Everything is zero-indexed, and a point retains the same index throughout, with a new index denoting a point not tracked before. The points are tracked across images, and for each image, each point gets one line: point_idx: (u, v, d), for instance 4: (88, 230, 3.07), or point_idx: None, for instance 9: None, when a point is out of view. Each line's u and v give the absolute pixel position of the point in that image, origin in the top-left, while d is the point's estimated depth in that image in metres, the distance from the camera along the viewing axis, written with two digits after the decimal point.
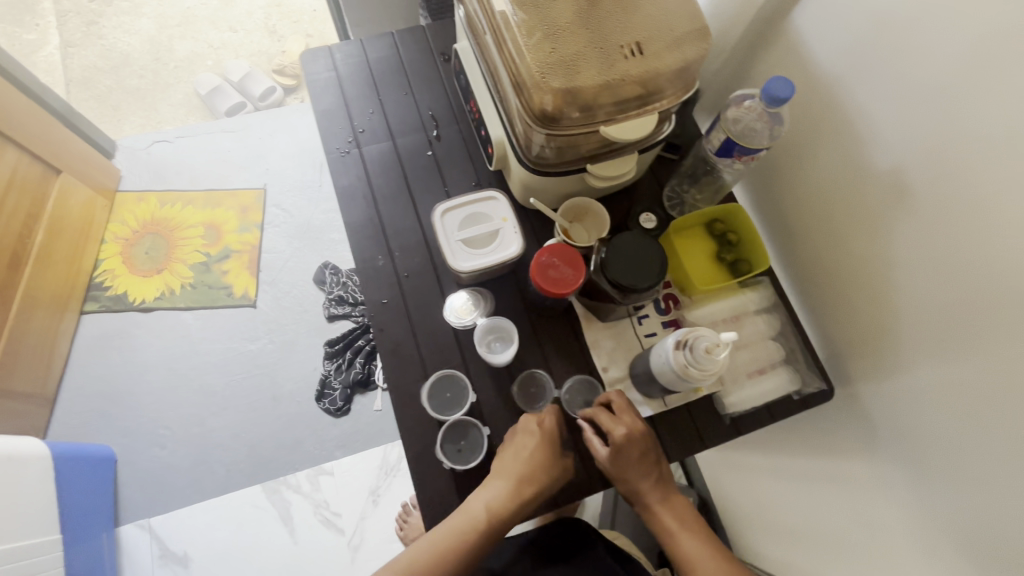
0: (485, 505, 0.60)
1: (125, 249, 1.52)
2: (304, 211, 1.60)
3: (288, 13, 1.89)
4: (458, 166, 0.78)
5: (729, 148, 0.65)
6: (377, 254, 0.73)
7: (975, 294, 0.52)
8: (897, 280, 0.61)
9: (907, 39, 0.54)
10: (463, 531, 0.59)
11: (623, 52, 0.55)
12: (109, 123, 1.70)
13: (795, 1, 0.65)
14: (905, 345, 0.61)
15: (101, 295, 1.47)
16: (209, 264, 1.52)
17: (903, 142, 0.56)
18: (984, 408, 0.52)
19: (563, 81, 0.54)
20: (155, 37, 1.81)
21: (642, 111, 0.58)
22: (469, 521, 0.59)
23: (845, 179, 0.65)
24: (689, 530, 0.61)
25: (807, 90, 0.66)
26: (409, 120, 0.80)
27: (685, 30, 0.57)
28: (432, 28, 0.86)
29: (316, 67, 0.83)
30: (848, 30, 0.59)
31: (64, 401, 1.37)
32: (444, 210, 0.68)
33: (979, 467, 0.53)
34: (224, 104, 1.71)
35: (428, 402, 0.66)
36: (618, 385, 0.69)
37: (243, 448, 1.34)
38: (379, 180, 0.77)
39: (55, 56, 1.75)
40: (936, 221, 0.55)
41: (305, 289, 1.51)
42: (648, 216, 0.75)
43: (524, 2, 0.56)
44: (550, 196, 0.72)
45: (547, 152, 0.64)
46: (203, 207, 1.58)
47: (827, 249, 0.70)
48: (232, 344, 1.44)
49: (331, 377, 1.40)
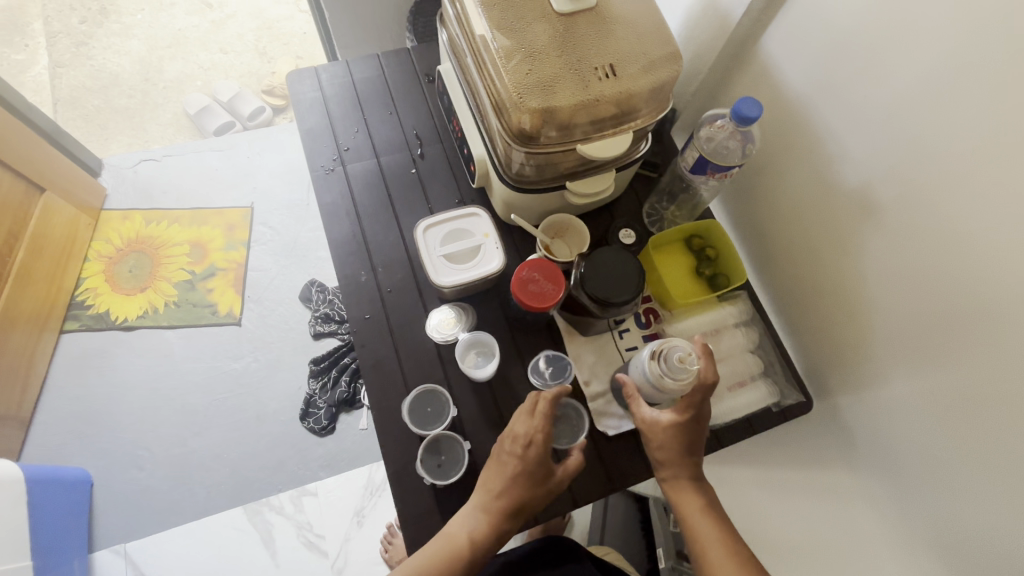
0: (468, 534, 0.57)
1: (108, 267, 1.51)
2: (291, 229, 1.60)
3: (278, 35, 1.92)
4: (441, 183, 0.79)
5: (703, 165, 0.67)
6: (360, 270, 0.74)
7: (946, 304, 0.53)
8: (871, 293, 0.62)
9: (870, 63, 0.56)
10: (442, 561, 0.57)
11: (598, 73, 0.57)
12: (96, 143, 1.70)
13: (765, 26, 0.68)
14: (882, 357, 0.62)
15: (82, 314, 1.45)
16: (193, 282, 1.51)
17: (871, 160, 0.58)
18: (958, 417, 0.53)
19: (541, 101, 0.56)
20: (145, 58, 1.82)
21: (618, 130, 0.60)
22: (455, 546, 0.57)
23: (816, 196, 0.67)
24: (710, 514, 0.59)
25: (779, 110, 0.69)
26: (394, 139, 0.82)
27: (658, 53, 0.60)
28: (416, 51, 0.88)
29: (302, 87, 0.84)
30: (814, 54, 0.62)
31: (41, 422, 1.34)
32: (426, 227, 0.69)
33: (954, 475, 0.54)
34: (213, 123, 1.72)
35: (409, 417, 0.65)
36: (600, 399, 0.70)
37: (224, 469, 1.31)
38: (363, 197, 0.78)
39: (43, 76, 1.75)
40: (905, 235, 0.56)
41: (291, 307, 1.50)
42: (627, 232, 0.77)
43: (503, 26, 0.58)
44: (532, 213, 0.73)
45: (527, 169, 0.65)
46: (189, 224, 1.58)
47: (803, 263, 0.72)
48: (216, 362, 1.43)
49: (316, 396, 1.38)
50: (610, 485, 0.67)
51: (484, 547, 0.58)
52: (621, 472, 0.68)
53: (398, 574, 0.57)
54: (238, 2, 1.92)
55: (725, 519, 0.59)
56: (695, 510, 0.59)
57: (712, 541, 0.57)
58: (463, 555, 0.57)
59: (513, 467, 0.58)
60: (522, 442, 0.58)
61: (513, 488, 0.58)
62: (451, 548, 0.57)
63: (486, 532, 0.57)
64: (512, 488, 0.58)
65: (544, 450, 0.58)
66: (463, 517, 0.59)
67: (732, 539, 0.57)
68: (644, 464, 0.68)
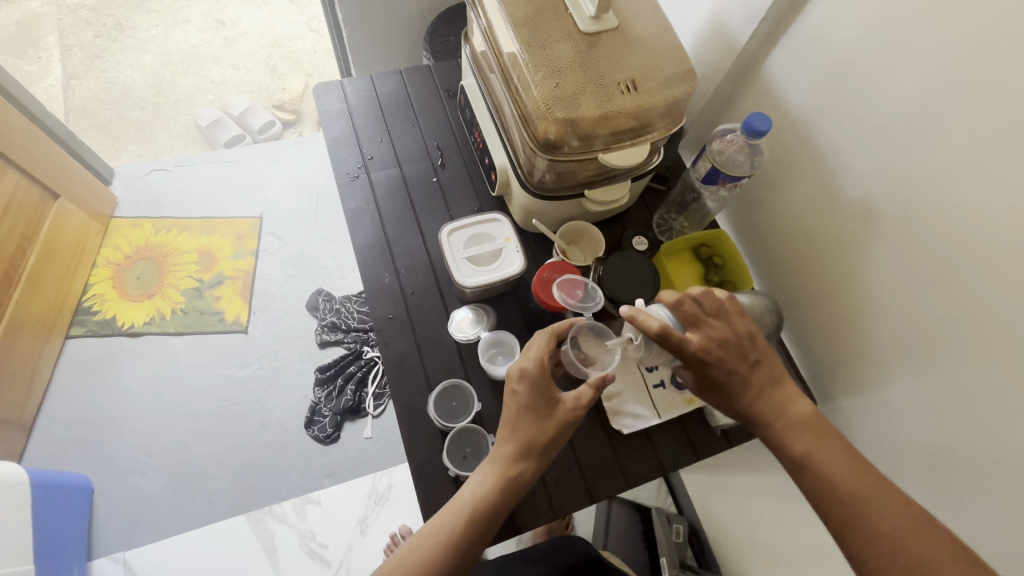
0: (473, 487, 0.57)
1: (116, 274, 1.52)
2: (299, 239, 1.62)
3: (290, 52, 1.97)
4: (461, 192, 0.83)
5: (714, 175, 0.71)
6: (383, 272, 0.76)
7: (944, 304, 0.57)
8: (872, 297, 0.66)
9: (869, 83, 0.61)
10: (452, 517, 0.55)
11: (620, 88, 0.62)
12: (108, 152, 1.73)
13: (769, 49, 0.73)
14: (883, 359, 0.65)
15: (88, 320, 1.46)
16: (201, 290, 1.53)
17: (871, 172, 0.63)
18: (959, 414, 0.57)
19: (567, 112, 0.60)
20: (158, 71, 1.86)
21: (636, 142, 0.64)
22: (466, 500, 0.56)
23: (818, 207, 0.71)
24: (826, 444, 0.52)
25: (783, 127, 0.74)
26: (416, 149, 0.86)
27: (673, 72, 0.64)
28: (437, 68, 0.93)
29: (328, 99, 0.88)
30: (817, 75, 0.67)
31: (43, 428, 1.33)
32: (450, 230, 0.73)
33: (957, 469, 0.57)
34: (224, 136, 1.76)
35: (435, 411, 0.68)
36: (614, 399, 0.72)
37: (227, 477, 1.31)
38: (386, 203, 0.81)
39: (56, 87, 1.78)
40: (904, 241, 0.61)
41: (298, 316, 1.52)
42: (641, 239, 0.80)
43: (531, 43, 0.62)
44: (550, 220, 0.77)
45: (548, 177, 0.69)
46: (198, 233, 1.60)
47: (807, 271, 0.76)
48: (222, 370, 1.43)
49: (321, 404, 1.39)
50: (625, 482, 0.69)
51: (496, 497, 0.56)
52: (635, 469, 0.70)
53: (408, 545, 0.54)
54: (251, 20, 1.97)
55: (839, 441, 0.52)
56: (812, 443, 0.52)
57: (843, 472, 0.50)
58: (473, 506, 0.55)
59: (512, 408, 0.59)
60: (516, 374, 0.60)
61: (516, 426, 0.59)
62: (461, 503, 0.56)
63: (493, 481, 0.57)
64: (516, 432, 0.58)
65: (536, 383, 0.59)
66: (473, 476, 0.58)
67: (856, 460, 0.51)
68: (656, 461, 0.71)
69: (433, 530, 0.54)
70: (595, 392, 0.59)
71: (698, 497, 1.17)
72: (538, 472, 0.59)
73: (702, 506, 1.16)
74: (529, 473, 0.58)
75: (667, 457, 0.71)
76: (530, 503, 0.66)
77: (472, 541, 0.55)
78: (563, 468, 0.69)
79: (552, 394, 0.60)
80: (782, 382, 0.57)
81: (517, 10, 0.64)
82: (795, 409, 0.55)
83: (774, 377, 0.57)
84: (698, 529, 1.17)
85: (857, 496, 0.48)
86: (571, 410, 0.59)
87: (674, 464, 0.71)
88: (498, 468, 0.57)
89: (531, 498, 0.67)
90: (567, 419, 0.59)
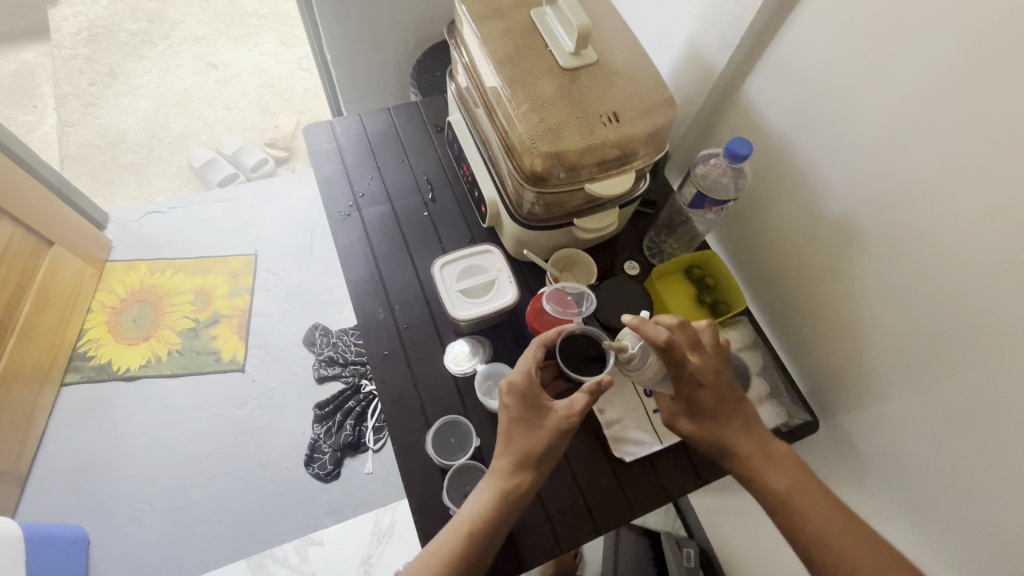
0: (471, 509, 0.56)
1: (111, 318, 1.52)
2: (295, 275, 1.63)
3: (281, 91, 2.00)
4: (452, 225, 0.84)
5: (700, 200, 0.72)
6: (378, 308, 0.76)
7: (935, 320, 0.57)
8: (863, 314, 0.66)
9: (843, 106, 0.63)
10: (452, 541, 0.54)
11: (602, 120, 0.63)
12: (102, 197, 1.75)
13: (747, 74, 0.75)
14: (880, 375, 0.65)
15: (83, 365, 1.45)
16: (197, 330, 1.52)
17: (851, 191, 0.64)
18: (958, 426, 0.56)
19: (552, 146, 0.61)
20: (152, 115, 1.89)
21: (621, 170, 0.66)
22: (468, 523, 0.55)
23: (804, 225, 0.72)
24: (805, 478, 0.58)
25: (765, 149, 0.75)
26: (406, 185, 0.87)
27: (653, 101, 0.66)
28: (424, 103, 0.95)
29: (318, 138, 0.90)
30: (792, 100, 0.69)
31: (37, 478, 1.31)
32: (443, 263, 0.74)
33: (967, 487, 0.56)
34: (217, 176, 1.78)
35: (433, 449, 0.67)
36: (614, 426, 0.71)
37: (226, 521, 1.28)
38: (378, 239, 0.82)
39: (51, 135, 1.80)
40: (886, 256, 0.62)
41: (295, 351, 1.51)
42: (631, 263, 0.83)
43: (513, 79, 0.64)
44: (542, 249, 0.78)
45: (537, 208, 0.70)
46: (193, 273, 1.60)
47: (801, 292, 0.76)
48: (219, 410, 1.42)
49: (320, 441, 1.37)
50: (631, 510, 0.68)
51: (495, 513, 0.56)
52: (639, 497, 0.69)
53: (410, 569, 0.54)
54: (242, 61, 2.00)
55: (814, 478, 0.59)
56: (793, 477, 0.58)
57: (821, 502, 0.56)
58: (472, 523, 0.55)
59: (506, 422, 0.59)
60: (502, 388, 0.59)
61: (509, 440, 0.59)
62: (464, 528, 0.55)
63: (491, 499, 0.56)
64: (513, 448, 0.58)
65: (525, 396, 0.59)
66: (470, 496, 0.58)
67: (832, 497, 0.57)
68: (661, 488, 0.70)
69: (435, 552, 0.54)
70: (587, 398, 0.58)
71: (710, 521, 1.15)
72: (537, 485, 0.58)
73: (714, 529, 1.14)
74: (528, 486, 0.57)
75: (672, 481, 0.70)
76: (536, 539, 0.65)
77: (476, 565, 0.54)
78: (567, 501, 0.67)
79: (542, 405, 0.59)
80: (755, 418, 0.63)
81: (498, 48, 0.66)
82: (768, 449, 0.61)
83: (750, 414, 0.63)
84: (711, 552, 1.14)
85: (831, 529, 0.54)
86: (563, 418, 0.58)
87: (678, 489, 0.70)
88: (494, 489, 0.57)
89: (536, 532, 0.65)
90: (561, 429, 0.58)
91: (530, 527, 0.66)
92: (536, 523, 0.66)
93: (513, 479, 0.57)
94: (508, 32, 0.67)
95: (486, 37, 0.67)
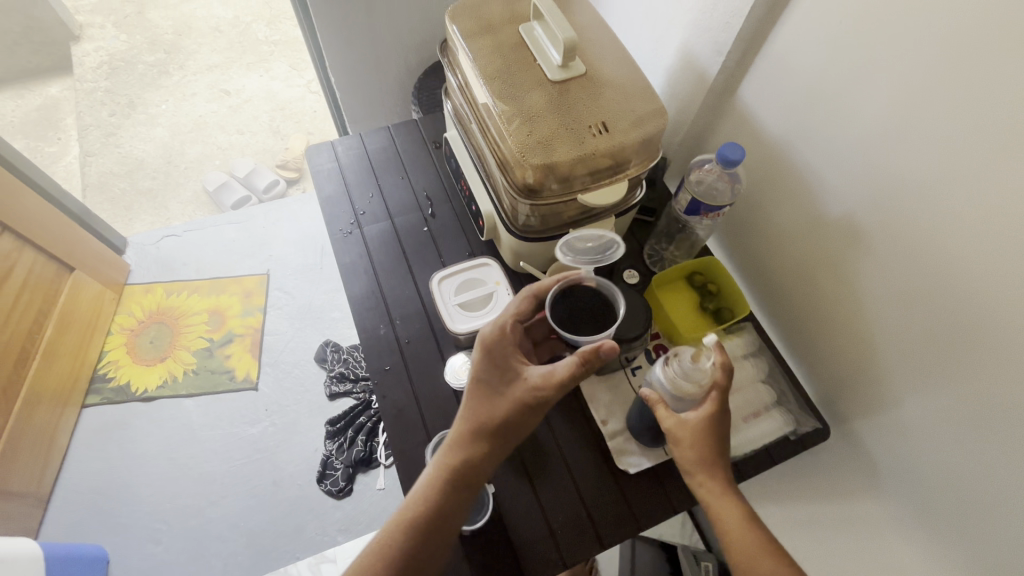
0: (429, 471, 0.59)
1: (130, 340, 1.56)
2: (306, 293, 1.65)
3: (291, 114, 2.06)
4: (452, 239, 0.84)
5: (696, 207, 0.72)
6: (379, 323, 0.77)
7: (944, 320, 0.55)
8: (870, 316, 0.64)
9: (837, 106, 0.62)
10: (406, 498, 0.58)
11: (592, 130, 0.63)
12: (121, 223, 1.80)
13: (741, 79, 0.75)
14: (892, 379, 0.63)
15: (103, 387, 1.48)
16: (212, 349, 1.55)
17: (851, 191, 0.63)
18: (971, 430, 0.54)
19: (543, 158, 0.61)
20: (169, 142, 1.95)
21: (614, 180, 0.66)
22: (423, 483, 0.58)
23: (805, 227, 0.71)
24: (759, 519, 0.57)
25: (763, 153, 0.75)
26: (406, 201, 0.88)
27: (645, 110, 0.66)
28: (423, 121, 0.96)
29: (320, 159, 0.92)
30: (787, 102, 0.69)
31: (59, 499, 1.34)
32: (441, 277, 0.76)
33: (989, 495, 0.53)
34: (230, 198, 1.83)
35: None
36: (618, 438, 0.71)
37: (241, 539, 1.29)
38: (379, 255, 0.83)
39: (73, 165, 1.87)
40: (890, 256, 0.60)
41: (306, 368, 1.53)
42: (631, 272, 0.82)
43: (503, 94, 0.64)
44: (540, 260, 0.77)
45: (533, 220, 0.70)
46: (207, 294, 1.64)
47: (806, 296, 0.74)
48: (233, 429, 1.44)
49: (332, 457, 1.38)
50: (636, 523, 0.67)
51: (448, 470, 0.58)
52: (644, 509, 0.67)
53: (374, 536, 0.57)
54: (253, 86, 2.06)
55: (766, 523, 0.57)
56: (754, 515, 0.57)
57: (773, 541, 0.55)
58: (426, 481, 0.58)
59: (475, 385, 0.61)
60: (475, 343, 0.62)
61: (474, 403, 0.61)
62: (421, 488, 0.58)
63: (446, 458, 0.58)
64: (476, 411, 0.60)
65: (493, 361, 0.61)
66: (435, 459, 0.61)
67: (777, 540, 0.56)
68: (667, 500, 0.68)
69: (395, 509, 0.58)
70: (552, 366, 0.58)
71: None
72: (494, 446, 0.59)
73: None
74: (484, 448, 0.58)
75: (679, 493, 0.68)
76: (539, 554, 0.64)
77: (428, 520, 0.56)
78: (570, 515, 0.67)
79: (511, 373, 0.61)
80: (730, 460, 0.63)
81: (488, 64, 0.67)
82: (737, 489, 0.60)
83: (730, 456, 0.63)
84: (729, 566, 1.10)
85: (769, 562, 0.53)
86: (528, 385, 0.59)
87: (685, 501, 0.68)
88: (451, 450, 0.59)
89: (539, 547, 0.65)
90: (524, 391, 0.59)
91: (532, 541, 0.65)
92: (538, 538, 0.65)
93: (469, 441, 0.59)
94: (498, 48, 0.68)
95: (476, 54, 0.68)
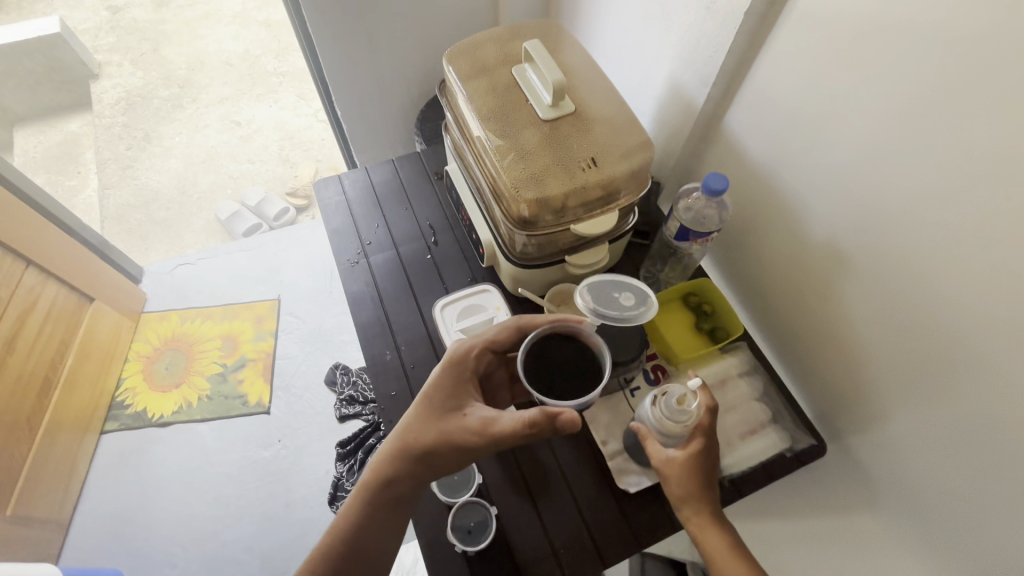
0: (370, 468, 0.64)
1: (147, 366, 1.60)
2: (316, 317, 1.70)
3: (300, 142, 2.13)
4: (454, 266, 0.88)
5: (685, 234, 0.75)
6: (385, 349, 0.81)
7: (927, 337, 0.57)
8: (858, 333, 0.66)
9: (817, 135, 0.65)
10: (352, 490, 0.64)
11: (583, 165, 0.67)
12: (138, 253, 1.87)
13: (726, 108, 0.79)
14: (882, 395, 0.65)
15: (121, 413, 1.53)
16: (225, 374, 1.59)
17: (834, 214, 0.66)
18: (958, 445, 0.56)
19: (536, 192, 0.64)
20: (183, 174, 2.03)
21: (605, 210, 0.69)
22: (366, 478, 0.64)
23: (793, 248, 0.73)
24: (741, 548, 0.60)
25: (750, 177, 0.78)
26: (410, 230, 0.92)
27: (633, 143, 0.69)
28: (426, 153, 1.01)
29: (328, 192, 0.97)
30: (770, 131, 0.72)
31: (79, 524, 1.37)
32: (443, 304, 0.81)
33: (982, 508, 0.54)
34: (242, 226, 1.89)
35: (439, 488, 0.72)
36: (617, 458, 0.73)
37: (255, 562, 1.32)
38: (385, 283, 0.86)
39: (93, 198, 1.95)
40: (873, 276, 0.62)
41: (317, 392, 1.56)
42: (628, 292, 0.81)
43: (498, 132, 0.68)
44: (538, 286, 0.80)
45: (530, 248, 0.73)
46: (220, 320, 1.68)
47: (799, 315, 0.76)
48: (246, 452, 1.47)
49: (343, 479, 1.39)
50: (635, 541, 0.69)
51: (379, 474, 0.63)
52: (644, 528, 0.69)
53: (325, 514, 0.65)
54: (263, 117, 2.14)
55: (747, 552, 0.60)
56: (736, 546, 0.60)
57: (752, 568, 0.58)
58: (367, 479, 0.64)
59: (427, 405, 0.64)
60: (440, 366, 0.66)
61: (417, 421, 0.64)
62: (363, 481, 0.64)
63: (381, 464, 0.63)
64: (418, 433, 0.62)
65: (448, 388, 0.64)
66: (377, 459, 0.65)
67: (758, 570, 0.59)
68: (666, 518, 0.70)
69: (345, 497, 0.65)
70: (495, 418, 0.59)
71: None
72: (428, 465, 0.62)
73: None
74: (416, 468, 0.62)
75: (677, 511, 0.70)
76: (542, 573, 0.66)
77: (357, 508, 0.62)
78: (571, 535, 0.68)
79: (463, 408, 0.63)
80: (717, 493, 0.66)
81: (484, 103, 0.71)
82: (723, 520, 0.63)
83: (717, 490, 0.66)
84: None
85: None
86: (470, 428, 0.60)
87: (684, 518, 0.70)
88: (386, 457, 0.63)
89: (541, 567, 0.67)
90: (464, 419, 0.61)
91: (535, 560, 0.67)
92: (540, 558, 0.67)
93: (403, 456, 0.62)
94: (493, 88, 0.72)
95: (472, 94, 0.72)
